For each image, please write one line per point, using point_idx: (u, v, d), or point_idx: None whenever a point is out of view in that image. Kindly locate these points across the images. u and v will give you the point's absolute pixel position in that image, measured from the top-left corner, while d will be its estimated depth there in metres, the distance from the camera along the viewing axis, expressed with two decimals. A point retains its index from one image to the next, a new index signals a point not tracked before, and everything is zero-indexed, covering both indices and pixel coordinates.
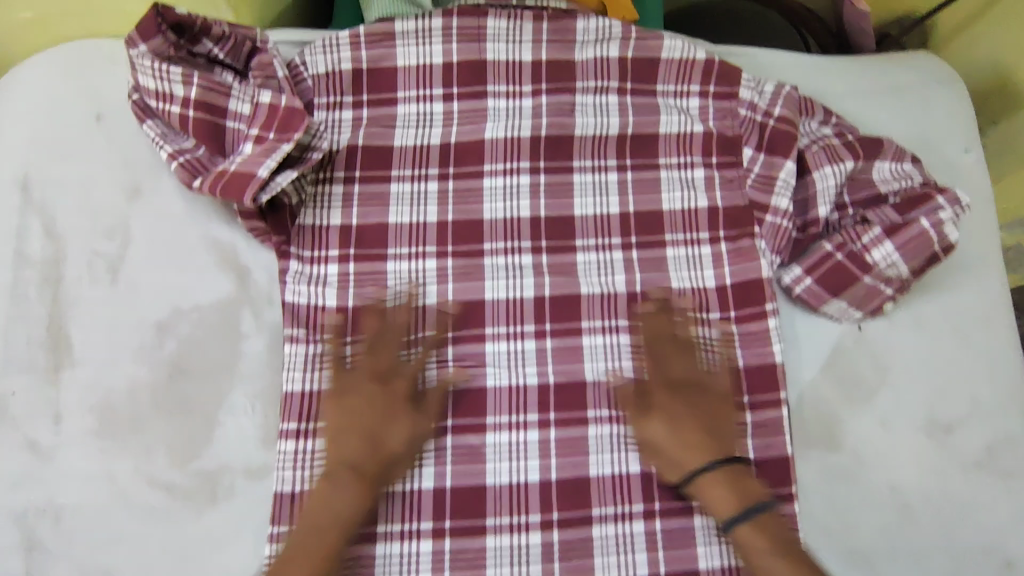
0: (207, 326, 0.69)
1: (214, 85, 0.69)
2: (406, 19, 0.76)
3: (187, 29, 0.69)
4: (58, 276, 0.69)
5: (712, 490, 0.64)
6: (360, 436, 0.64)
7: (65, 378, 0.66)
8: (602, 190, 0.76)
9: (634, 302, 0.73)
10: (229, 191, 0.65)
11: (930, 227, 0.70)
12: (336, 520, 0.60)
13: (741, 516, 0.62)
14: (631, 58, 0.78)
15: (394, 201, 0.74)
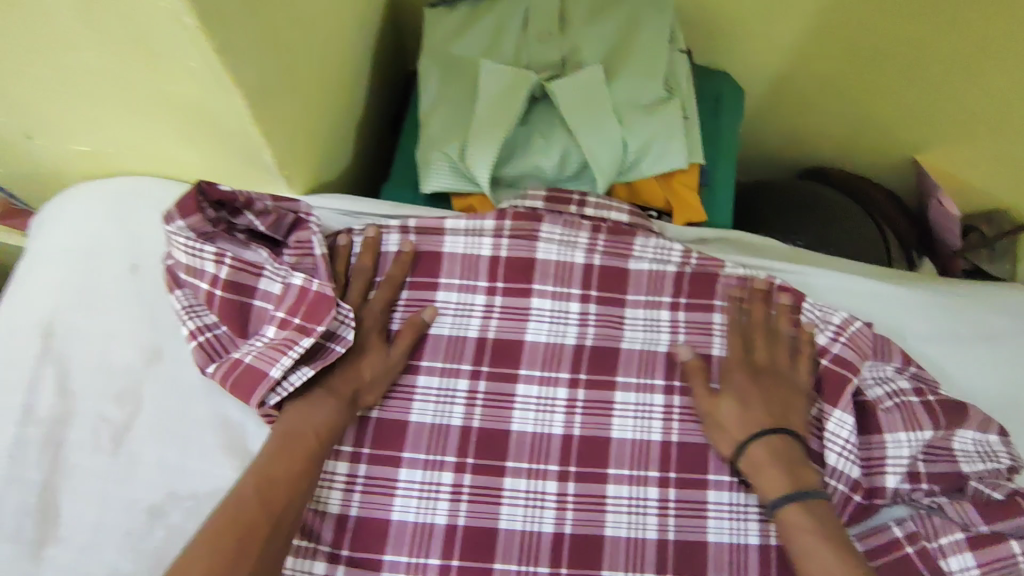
0: (199, 517, 0.64)
1: (247, 265, 0.68)
2: (459, 216, 0.72)
3: (230, 204, 0.69)
4: (61, 438, 0.66)
5: (763, 466, 0.64)
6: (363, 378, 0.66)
7: (47, 556, 0.63)
8: (644, 411, 0.70)
9: (664, 552, 0.66)
10: (241, 386, 0.64)
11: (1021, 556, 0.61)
12: (298, 461, 0.60)
13: (785, 497, 0.62)
14: (689, 274, 0.72)
15: (420, 396, 0.69)
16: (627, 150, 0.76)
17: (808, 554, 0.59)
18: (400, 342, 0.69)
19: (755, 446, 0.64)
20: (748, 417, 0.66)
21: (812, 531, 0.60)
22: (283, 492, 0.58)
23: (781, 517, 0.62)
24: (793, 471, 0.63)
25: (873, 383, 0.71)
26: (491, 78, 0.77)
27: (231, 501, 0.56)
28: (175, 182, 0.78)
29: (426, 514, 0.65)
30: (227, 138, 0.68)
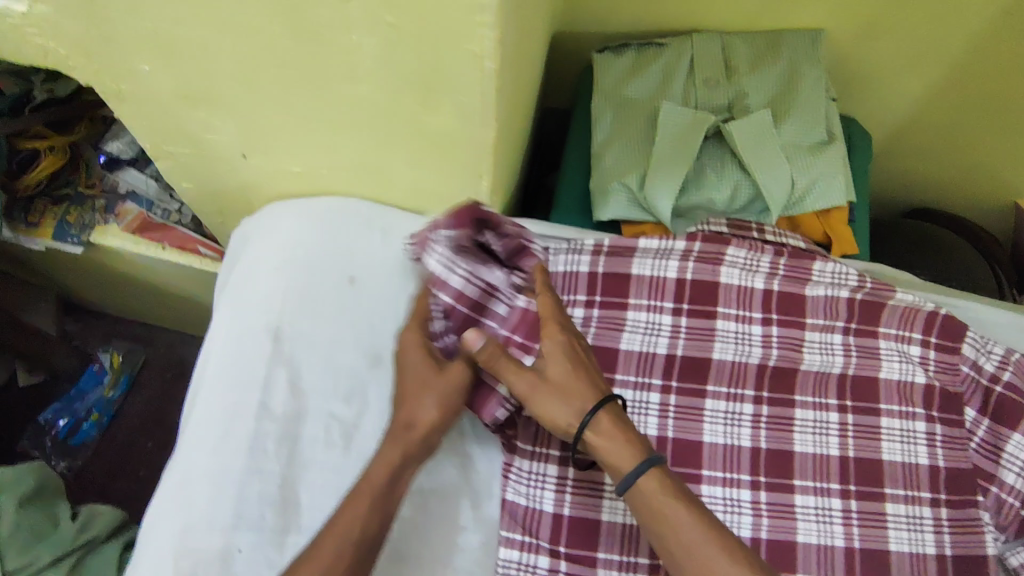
0: (428, 512, 0.69)
1: (487, 288, 0.72)
2: (650, 237, 0.79)
3: (487, 224, 0.74)
4: (297, 433, 0.71)
5: (602, 442, 0.64)
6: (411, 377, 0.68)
7: (290, 542, 0.67)
8: (821, 429, 0.76)
9: (850, 558, 0.72)
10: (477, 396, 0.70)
11: None
12: (357, 505, 0.62)
13: (632, 474, 0.62)
14: (860, 300, 0.79)
15: None
16: (795, 186, 0.84)
17: (686, 546, 0.60)
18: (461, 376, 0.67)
19: (593, 420, 0.64)
20: (569, 383, 0.65)
21: (655, 514, 0.61)
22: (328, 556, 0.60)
23: (634, 490, 0.62)
24: (607, 440, 0.64)
25: None
26: (669, 121, 0.86)
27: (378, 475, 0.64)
28: (376, 203, 0.85)
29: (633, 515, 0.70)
30: (452, 164, 0.75)
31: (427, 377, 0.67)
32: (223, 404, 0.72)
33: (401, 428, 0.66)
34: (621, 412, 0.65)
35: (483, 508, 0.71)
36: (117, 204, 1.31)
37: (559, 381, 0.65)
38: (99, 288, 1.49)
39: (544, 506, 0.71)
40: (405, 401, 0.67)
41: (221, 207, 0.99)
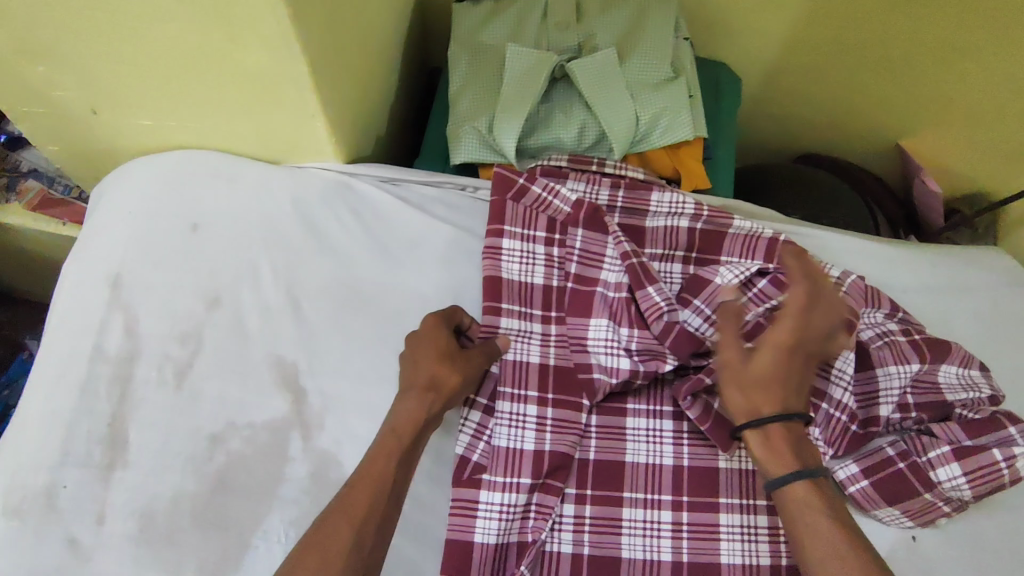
0: (258, 445, 0.70)
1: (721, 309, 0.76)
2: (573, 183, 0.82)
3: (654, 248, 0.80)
4: (129, 374, 0.73)
5: (770, 450, 0.60)
6: (435, 357, 0.67)
7: (115, 477, 0.68)
8: None
9: (679, 477, 0.73)
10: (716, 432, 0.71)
11: (1003, 462, 0.67)
12: (388, 456, 0.62)
13: (793, 475, 0.58)
14: (700, 231, 0.80)
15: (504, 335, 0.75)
16: (638, 122, 0.84)
17: (816, 547, 0.55)
18: (461, 370, 0.68)
19: (771, 424, 0.60)
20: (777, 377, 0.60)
21: (805, 520, 0.56)
22: (366, 500, 0.59)
23: (783, 496, 0.58)
24: (771, 446, 0.60)
25: (865, 328, 0.78)
26: (516, 60, 0.86)
27: (397, 430, 0.64)
28: (227, 154, 0.86)
29: (516, 440, 0.71)
30: (284, 105, 0.76)
31: (452, 350, 0.68)
32: (59, 350, 0.73)
33: (422, 388, 0.66)
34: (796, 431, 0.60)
35: (314, 440, 0.72)
36: (20, 182, 1.32)
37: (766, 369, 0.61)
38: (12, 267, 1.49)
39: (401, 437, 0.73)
40: (422, 369, 0.67)
41: (92, 170, 0.99)
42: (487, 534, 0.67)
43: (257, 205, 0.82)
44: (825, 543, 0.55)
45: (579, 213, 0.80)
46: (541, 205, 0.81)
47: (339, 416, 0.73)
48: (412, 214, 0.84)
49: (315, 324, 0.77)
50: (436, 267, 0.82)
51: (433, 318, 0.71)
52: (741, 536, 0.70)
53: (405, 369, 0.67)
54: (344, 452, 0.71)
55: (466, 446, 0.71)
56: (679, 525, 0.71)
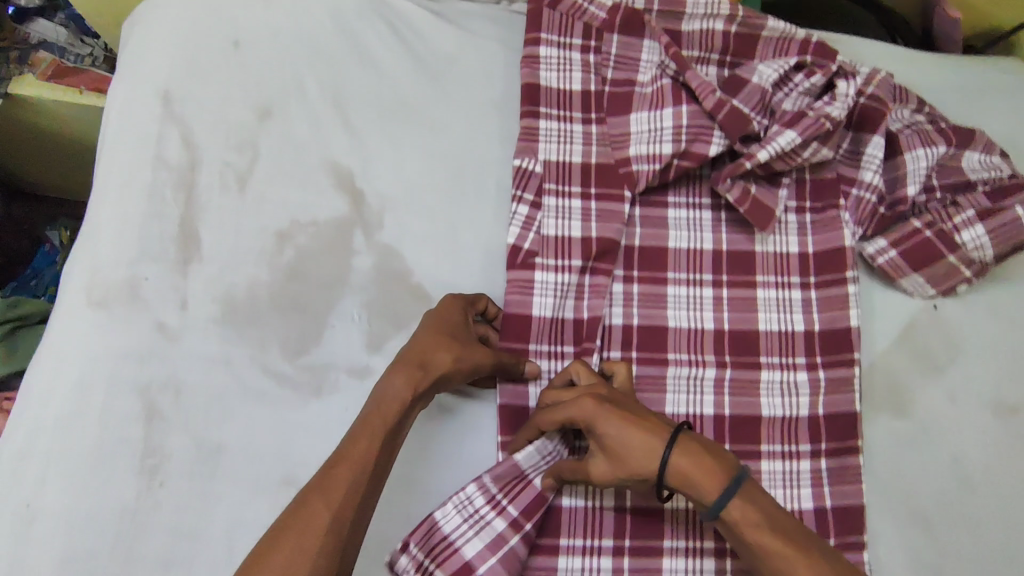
0: (323, 240, 0.75)
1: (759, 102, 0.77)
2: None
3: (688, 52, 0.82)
4: (192, 180, 0.76)
5: (684, 471, 0.59)
6: (425, 340, 0.65)
7: (193, 270, 0.72)
8: None
9: (718, 259, 0.77)
10: (752, 214, 0.75)
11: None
12: (369, 441, 0.59)
13: (726, 497, 0.58)
14: (734, 33, 0.81)
15: (543, 137, 0.78)
16: None
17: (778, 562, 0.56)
18: (457, 352, 0.65)
19: (673, 463, 0.59)
20: (624, 438, 0.60)
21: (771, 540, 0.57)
22: (329, 499, 0.56)
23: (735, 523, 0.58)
24: (687, 473, 0.59)
25: (894, 120, 0.81)
26: None
27: (375, 409, 0.61)
28: None
29: (564, 230, 0.75)
30: None
31: (445, 334, 0.66)
32: (121, 161, 0.76)
33: (412, 364, 0.63)
34: (693, 446, 0.60)
35: (374, 236, 0.75)
36: (31, 54, 1.27)
37: (615, 433, 0.60)
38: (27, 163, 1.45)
39: (454, 232, 0.76)
40: (419, 347, 0.64)
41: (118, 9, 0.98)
42: (544, 309, 0.73)
43: (295, 21, 0.83)
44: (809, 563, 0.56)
45: (615, 18, 0.81)
46: (578, 12, 0.82)
47: (397, 215, 0.76)
48: (449, 29, 0.84)
49: (364, 133, 0.79)
50: (477, 78, 0.83)
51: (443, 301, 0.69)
52: (778, 306, 0.76)
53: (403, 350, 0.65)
54: (404, 248, 0.75)
55: (517, 235, 0.75)
56: (721, 298, 0.76)
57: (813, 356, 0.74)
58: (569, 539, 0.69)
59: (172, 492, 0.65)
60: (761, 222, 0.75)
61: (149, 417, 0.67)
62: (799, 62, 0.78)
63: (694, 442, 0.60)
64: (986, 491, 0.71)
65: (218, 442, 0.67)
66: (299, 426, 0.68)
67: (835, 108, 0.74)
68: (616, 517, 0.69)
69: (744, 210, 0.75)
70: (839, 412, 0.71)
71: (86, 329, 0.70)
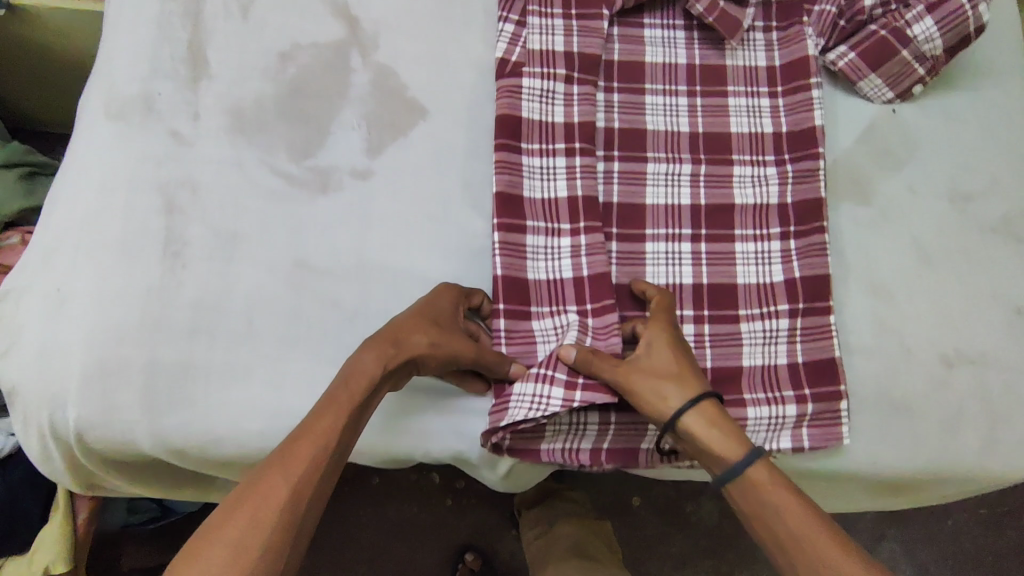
0: (323, 60, 0.80)
1: None
2: None
3: None
4: (199, 9, 0.80)
5: (707, 426, 0.65)
6: (404, 323, 0.65)
7: (203, 87, 0.77)
8: None
9: (692, 72, 0.83)
10: (721, 23, 0.81)
11: (966, 5, 0.77)
12: (337, 412, 0.60)
13: (745, 462, 0.63)
14: None
15: None
16: None
17: (781, 534, 0.61)
18: (433, 336, 0.65)
19: (688, 410, 0.65)
20: (674, 372, 0.66)
21: (773, 498, 0.62)
22: (297, 464, 0.57)
23: (748, 484, 0.63)
24: (710, 426, 0.65)
25: None
26: None
27: (344, 382, 0.61)
28: None
29: (548, 45, 0.80)
30: None
31: (425, 320, 0.66)
32: None
33: (386, 341, 0.63)
34: (720, 411, 0.66)
35: (371, 56, 0.81)
36: None
37: (667, 368, 0.67)
38: (38, 103, 1.41)
39: (444, 51, 0.82)
40: (397, 328, 0.64)
41: None
42: (533, 113, 0.78)
43: None
44: (807, 528, 0.60)
45: None
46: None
47: (391, 39, 0.81)
48: None
49: None
50: None
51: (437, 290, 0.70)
52: (749, 113, 0.82)
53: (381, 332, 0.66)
54: (400, 67, 0.80)
55: (504, 50, 0.80)
56: (695, 106, 0.81)
57: (781, 154, 0.80)
58: (538, 306, 0.74)
59: (195, 275, 0.71)
60: (730, 32, 0.81)
61: (169, 211, 0.72)
62: None
63: (719, 408, 0.66)
64: (943, 266, 0.78)
65: (234, 232, 0.72)
66: (307, 217, 0.74)
67: None
68: (575, 281, 0.74)
69: (712, 20, 0.81)
70: (806, 198, 0.77)
71: (108, 139, 0.75)
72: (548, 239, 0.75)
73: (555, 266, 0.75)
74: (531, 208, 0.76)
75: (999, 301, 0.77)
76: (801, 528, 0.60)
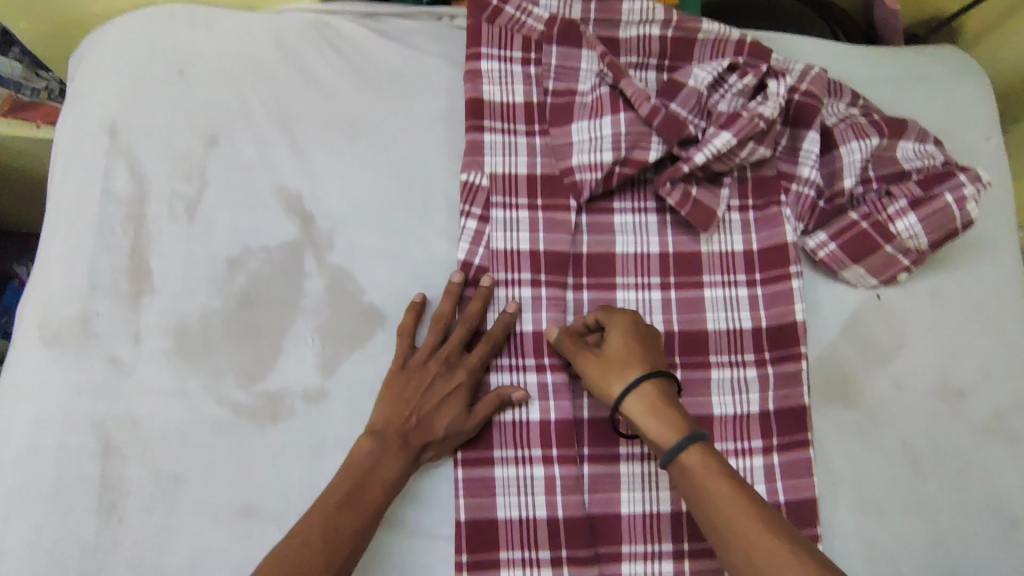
0: (275, 264, 0.75)
1: (698, 109, 0.78)
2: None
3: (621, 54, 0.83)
4: (141, 212, 0.76)
5: (647, 412, 0.65)
6: (405, 398, 0.69)
7: (145, 302, 0.73)
8: (597, 134, 0.77)
9: (665, 261, 0.79)
10: (694, 215, 0.77)
11: (953, 203, 0.73)
12: (366, 509, 0.64)
13: (687, 439, 0.63)
14: (670, 39, 0.84)
15: (488, 150, 0.79)
16: None
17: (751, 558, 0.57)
18: (438, 410, 0.68)
19: (632, 393, 0.66)
20: (624, 361, 0.67)
21: (704, 480, 0.61)
22: (348, 535, 0.62)
23: (680, 465, 0.63)
24: (649, 411, 0.65)
25: (829, 114, 0.82)
26: None
27: (361, 461, 0.66)
28: (204, 7, 0.86)
29: (512, 243, 0.76)
30: None
31: (421, 385, 0.69)
32: (70, 195, 0.76)
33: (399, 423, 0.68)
34: (666, 395, 0.66)
35: (326, 257, 0.76)
36: None
37: (618, 355, 0.67)
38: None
39: (406, 248, 0.77)
40: (409, 402, 0.68)
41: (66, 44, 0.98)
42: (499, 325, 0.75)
43: (238, 44, 0.83)
44: (735, 511, 0.59)
45: (553, 29, 0.80)
46: (516, 24, 0.82)
47: (349, 236, 0.77)
48: (394, 44, 0.84)
49: (311, 153, 0.79)
50: (422, 92, 0.83)
51: (444, 355, 0.71)
52: (726, 305, 0.78)
53: (393, 405, 0.68)
54: (357, 267, 0.76)
55: (467, 252, 0.76)
56: (669, 301, 0.77)
57: (761, 353, 0.76)
58: (508, 552, 0.70)
59: (133, 529, 0.66)
60: (704, 223, 0.77)
61: (106, 453, 0.68)
62: (732, 63, 0.79)
63: (669, 393, 0.66)
64: (935, 475, 0.74)
65: (177, 476, 0.68)
66: (256, 453, 0.69)
67: (768, 105, 0.75)
68: (548, 521, 0.71)
69: (683, 211, 0.77)
70: (788, 407, 0.74)
71: (41, 369, 0.70)
72: (519, 471, 0.72)
73: (525, 505, 0.71)
74: (500, 433, 0.72)
75: (993, 512, 0.74)
76: (754, 534, 0.57)
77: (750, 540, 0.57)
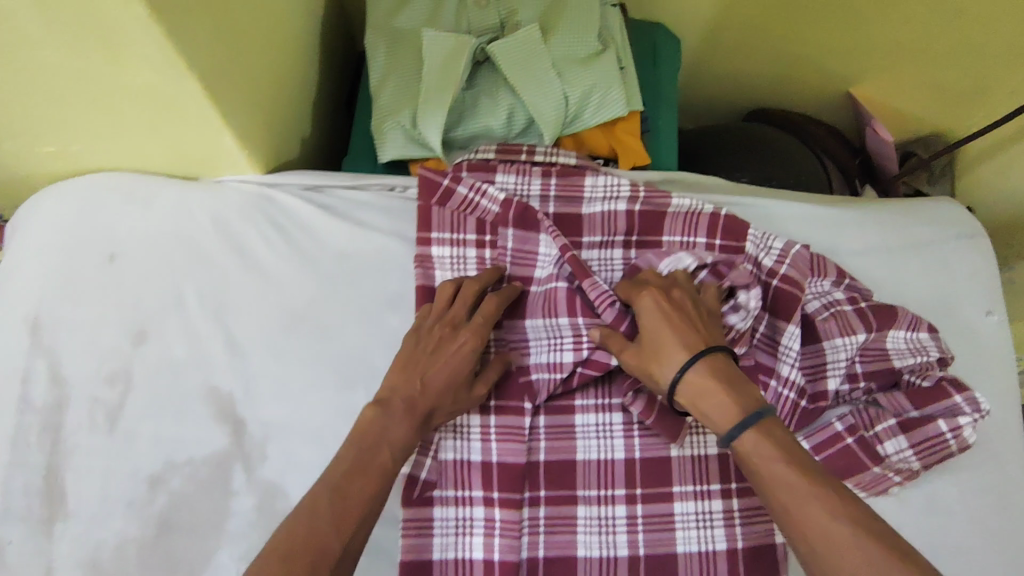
0: (200, 481, 0.69)
1: None
2: (507, 174, 0.77)
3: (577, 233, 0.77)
4: (59, 422, 0.70)
5: (704, 396, 0.58)
6: (421, 372, 0.64)
7: (58, 529, 0.67)
8: (554, 335, 0.72)
9: (631, 469, 0.71)
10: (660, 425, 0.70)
11: (948, 433, 0.68)
12: (364, 488, 0.57)
13: (739, 426, 0.56)
14: (639, 213, 0.76)
15: None
16: (569, 102, 0.80)
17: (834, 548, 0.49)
18: (450, 373, 0.64)
19: (690, 372, 0.59)
20: (665, 347, 0.61)
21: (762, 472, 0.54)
22: (355, 503, 0.56)
23: (737, 451, 0.56)
24: (700, 397, 0.58)
25: (811, 298, 0.76)
26: (434, 45, 0.81)
27: (368, 429, 0.60)
28: (140, 171, 0.80)
29: (462, 452, 0.70)
30: (168, 111, 0.68)
31: (433, 352, 0.65)
32: None
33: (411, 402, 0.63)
34: (720, 365, 0.59)
35: (257, 471, 0.69)
36: None
37: (649, 340, 0.62)
38: None
39: None
40: (424, 362, 0.65)
41: None
42: (445, 550, 0.68)
43: (174, 227, 0.78)
44: (798, 488, 0.52)
45: (509, 212, 0.74)
46: (469, 206, 0.75)
47: (283, 446, 0.70)
48: (341, 222, 0.79)
49: (247, 350, 0.73)
50: (370, 278, 0.77)
51: (450, 316, 0.68)
52: (698, 522, 0.71)
53: (409, 370, 0.64)
54: (290, 481, 0.69)
55: (412, 464, 0.69)
56: (634, 519, 0.70)
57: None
58: None
59: None
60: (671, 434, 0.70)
61: None
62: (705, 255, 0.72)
63: (727, 365, 0.60)
64: None
65: None
66: None
67: (744, 317, 0.70)
68: None
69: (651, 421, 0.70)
70: None
71: None
72: None
73: None
74: None
75: None
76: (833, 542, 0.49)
77: (813, 524, 0.50)
